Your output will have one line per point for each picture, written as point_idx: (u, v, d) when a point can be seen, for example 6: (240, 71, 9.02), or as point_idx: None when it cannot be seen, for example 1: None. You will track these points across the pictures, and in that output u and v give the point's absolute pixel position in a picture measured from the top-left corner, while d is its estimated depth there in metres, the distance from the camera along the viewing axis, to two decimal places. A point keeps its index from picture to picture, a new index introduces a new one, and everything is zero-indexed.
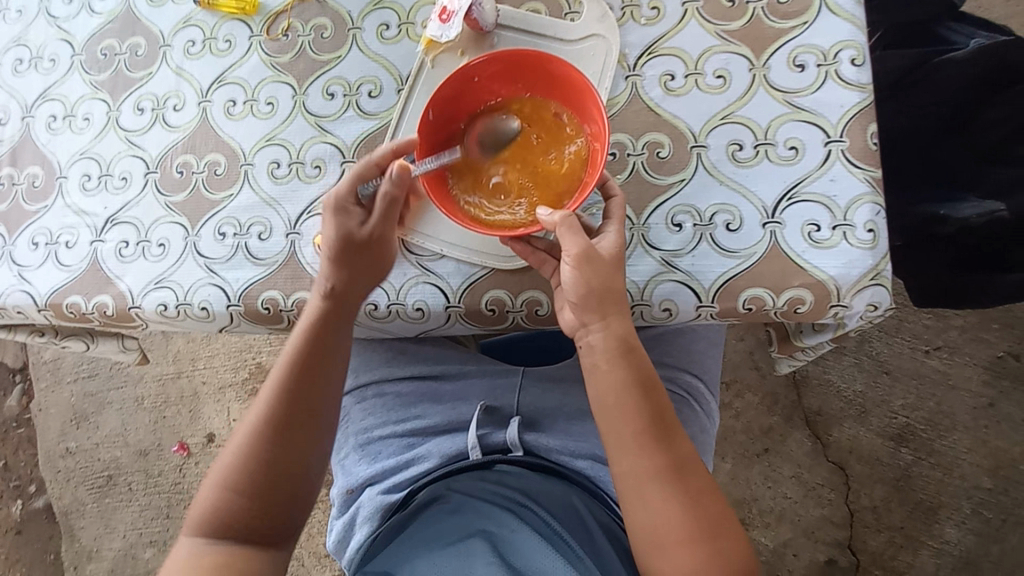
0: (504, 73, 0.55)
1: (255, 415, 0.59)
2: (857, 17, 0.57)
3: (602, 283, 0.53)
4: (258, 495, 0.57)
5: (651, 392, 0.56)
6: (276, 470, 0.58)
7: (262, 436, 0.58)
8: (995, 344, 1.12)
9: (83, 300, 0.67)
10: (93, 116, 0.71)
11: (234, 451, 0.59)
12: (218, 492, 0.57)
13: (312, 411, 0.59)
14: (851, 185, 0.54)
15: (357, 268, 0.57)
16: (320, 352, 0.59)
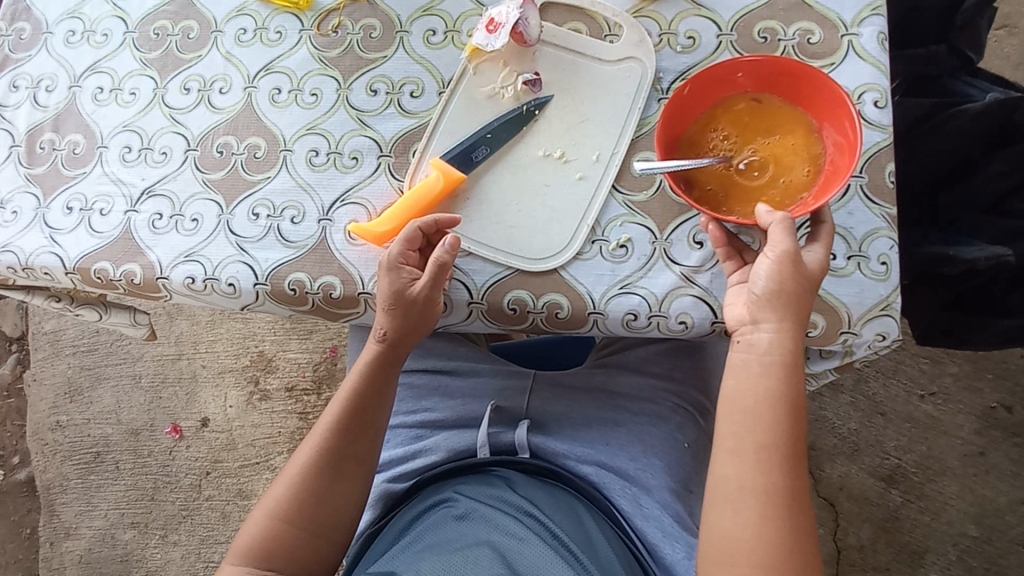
0: (768, 74, 0.56)
1: (309, 448, 0.63)
2: (882, 62, 0.60)
3: (798, 289, 0.53)
4: (309, 528, 0.60)
5: (792, 417, 0.53)
6: (326, 503, 0.61)
7: (314, 471, 0.61)
8: (988, 394, 1.14)
9: (111, 266, 0.68)
10: (140, 92, 0.73)
11: (287, 481, 0.62)
12: (270, 521, 0.60)
13: (363, 449, 0.63)
14: (867, 219, 0.57)
15: (412, 319, 0.62)
16: (374, 395, 0.64)
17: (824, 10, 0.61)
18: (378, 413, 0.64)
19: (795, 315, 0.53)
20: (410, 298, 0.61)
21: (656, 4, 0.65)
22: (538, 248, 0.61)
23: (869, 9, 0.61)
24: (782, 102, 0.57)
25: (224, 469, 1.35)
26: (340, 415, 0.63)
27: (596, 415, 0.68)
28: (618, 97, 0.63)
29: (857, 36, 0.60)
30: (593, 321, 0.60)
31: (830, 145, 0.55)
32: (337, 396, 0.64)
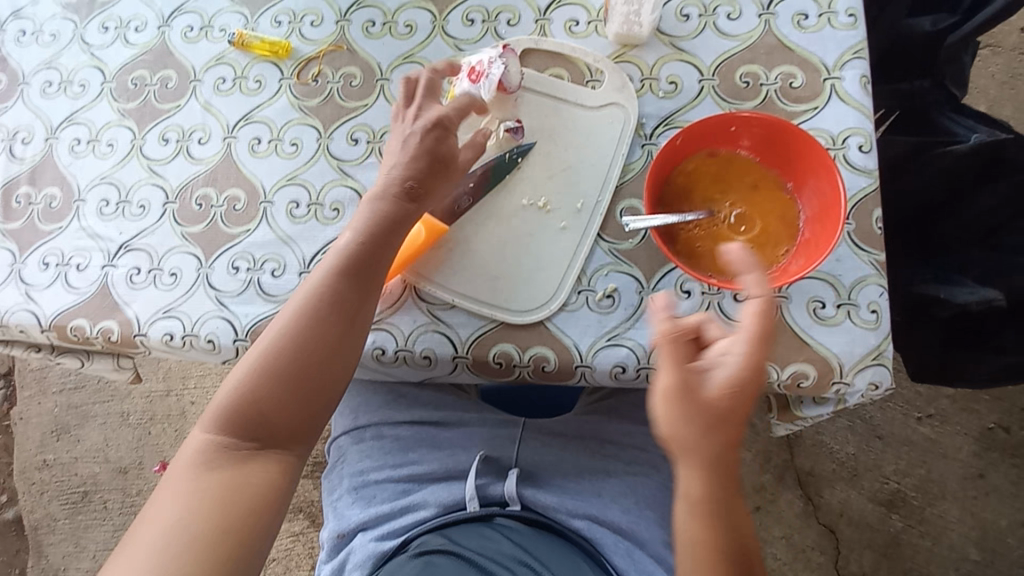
0: (759, 138, 0.56)
1: (305, 292, 0.57)
2: (865, 105, 0.59)
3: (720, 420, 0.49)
4: (294, 390, 0.56)
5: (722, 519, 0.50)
6: (313, 377, 0.56)
7: (315, 310, 0.56)
8: (985, 415, 1.13)
9: (88, 324, 0.66)
10: (118, 143, 0.72)
11: (270, 339, 0.56)
12: (253, 374, 0.55)
13: (360, 315, 0.58)
14: (855, 266, 0.56)
15: (428, 176, 0.60)
16: (371, 267, 0.58)
17: (806, 54, 0.61)
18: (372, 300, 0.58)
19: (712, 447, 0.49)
20: (437, 160, 0.60)
21: (637, 49, 0.64)
22: (524, 300, 0.60)
23: (850, 52, 0.60)
24: (777, 173, 0.57)
25: None
26: (335, 279, 0.57)
27: (586, 465, 0.66)
28: (601, 143, 0.62)
29: (840, 80, 0.60)
30: (580, 373, 0.58)
31: (808, 232, 0.55)
32: (336, 251, 0.58)
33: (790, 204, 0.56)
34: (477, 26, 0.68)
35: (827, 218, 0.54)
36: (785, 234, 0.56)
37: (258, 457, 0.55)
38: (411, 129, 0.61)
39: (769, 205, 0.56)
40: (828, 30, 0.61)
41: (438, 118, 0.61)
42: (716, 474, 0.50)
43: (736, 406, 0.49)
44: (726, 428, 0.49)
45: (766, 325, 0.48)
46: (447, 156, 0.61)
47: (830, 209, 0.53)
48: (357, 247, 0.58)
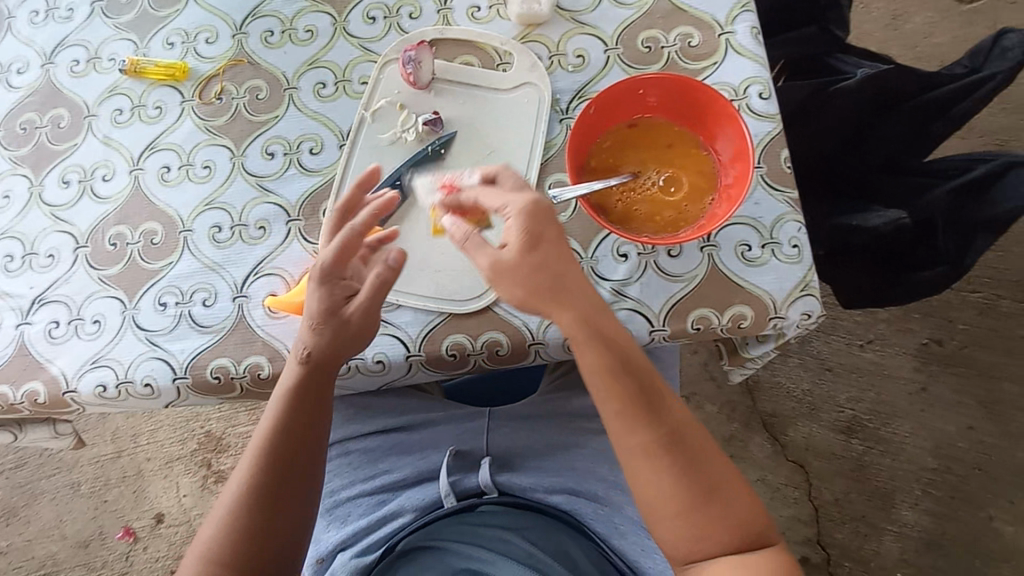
0: (659, 93, 0.58)
1: (239, 481, 0.58)
2: (760, 55, 0.62)
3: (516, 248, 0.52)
4: (247, 568, 0.55)
5: (627, 380, 0.53)
6: (260, 539, 0.56)
7: (251, 508, 0.56)
8: (920, 332, 1.21)
9: (10, 389, 0.62)
10: (14, 193, 0.67)
11: (217, 522, 0.57)
12: (202, 562, 0.55)
13: (298, 482, 0.58)
14: (773, 206, 0.59)
15: (338, 338, 0.56)
16: (302, 422, 0.58)
17: (698, 13, 0.64)
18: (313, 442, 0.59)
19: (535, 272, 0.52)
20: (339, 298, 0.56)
21: (541, 28, 0.65)
22: (466, 288, 0.60)
23: (739, 6, 0.63)
24: (683, 122, 0.59)
25: None
26: (269, 448, 0.58)
27: (557, 442, 0.67)
28: (520, 124, 0.63)
29: (733, 33, 0.63)
30: (534, 352, 0.59)
31: (729, 169, 0.57)
32: (266, 422, 0.59)
33: (707, 157, 0.59)
34: (379, 23, 0.67)
35: (741, 151, 0.56)
36: (709, 181, 0.58)
37: None
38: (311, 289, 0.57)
39: (684, 155, 0.59)
40: None
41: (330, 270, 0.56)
42: (602, 340, 0.53)
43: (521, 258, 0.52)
44: (548, 277, 0.52)
45: (532, 208, 0.52)
46: (350, 312, 0.56)
47: (742, 152, 0.56)
48: (284, 419, 0.58)
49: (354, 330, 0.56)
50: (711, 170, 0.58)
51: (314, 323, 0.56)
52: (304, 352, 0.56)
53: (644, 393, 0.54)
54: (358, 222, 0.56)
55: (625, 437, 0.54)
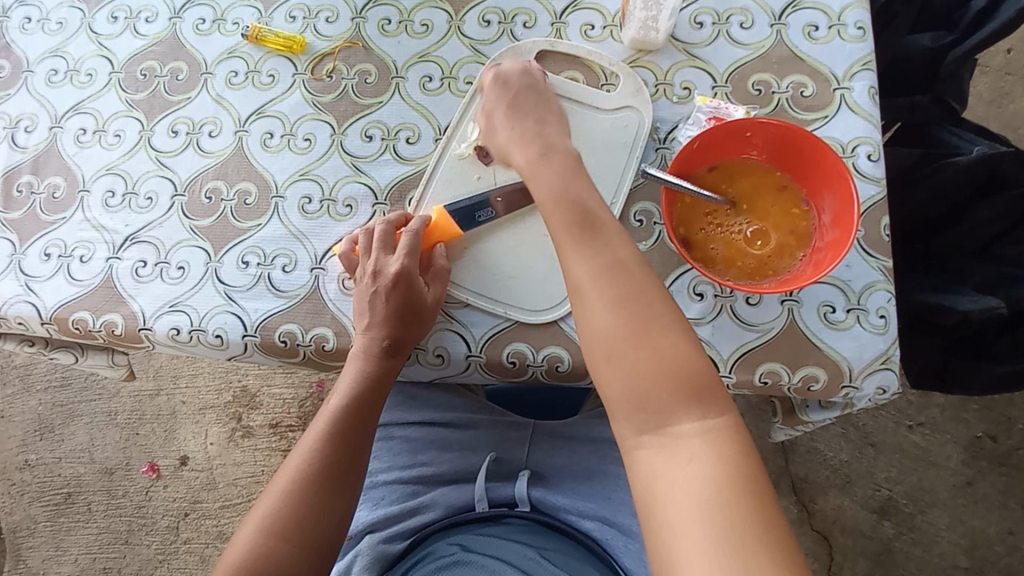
0: (771, 142, 0.57)
1: (298, 462, 0.59)
2: (874, 116, 0.61)
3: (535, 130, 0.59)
4: (304, 546, 0.56)
5: (619, 267, 0.50)
6: (318, 520, 0.57)
7: (311, 480, 0.58)
8: (974, 424, 1.15)
9: (91, 316, 0.65)
10: (124, 134, 0.71)
11: (275, 496, 0.58)
12: (258, 537, 0.55)
13: (355, 466, 0.60)
14: (865, 271, 0.57)
15: (408, 327, 0.59)
16: (367, 401, 0.61)
17: (816, 64, 0.63)
18: (370, 420, 0.62)
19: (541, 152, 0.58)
20: (409, 285, 0.59)
21: (652, 55, 0.65)
22: (538, 299, 0.60)
23: (859, 64, 0.62)
24: (789, 175, 0.58)
25: (203, 510, 1.29)
26: (330, 432, 0.60)
27: (597, 467, 0.68)
28: (616, 146, 0.63)
29: (849, 90, 0.62)
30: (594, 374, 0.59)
31: (830, 231, 0.56)
32: (330, 408, 0.61)
33: (805, 215, 0.57)
34: (493, 28, 0.68)
35: (844, 217, 0.55)
36: (801, 241, 0.57)
37: None
38: (380, 286, 0.59)
39: (783, 207, 0.58)
40: (837, 41, 0.63)
41: (400, 269, 0.59)
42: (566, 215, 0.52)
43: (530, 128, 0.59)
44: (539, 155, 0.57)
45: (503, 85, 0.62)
46: (421, 304, 0.59)
47: (845, 220, 0.54)
48: (348, 404, 0.61)
49: (426, 314, 0.59)
50: (808, 227, 0.57)
51: (386, 312, 0.59)
52: (380, 336, 0.59)
53: (616, 275, 0.49)
54: (417, 227, 0.60)
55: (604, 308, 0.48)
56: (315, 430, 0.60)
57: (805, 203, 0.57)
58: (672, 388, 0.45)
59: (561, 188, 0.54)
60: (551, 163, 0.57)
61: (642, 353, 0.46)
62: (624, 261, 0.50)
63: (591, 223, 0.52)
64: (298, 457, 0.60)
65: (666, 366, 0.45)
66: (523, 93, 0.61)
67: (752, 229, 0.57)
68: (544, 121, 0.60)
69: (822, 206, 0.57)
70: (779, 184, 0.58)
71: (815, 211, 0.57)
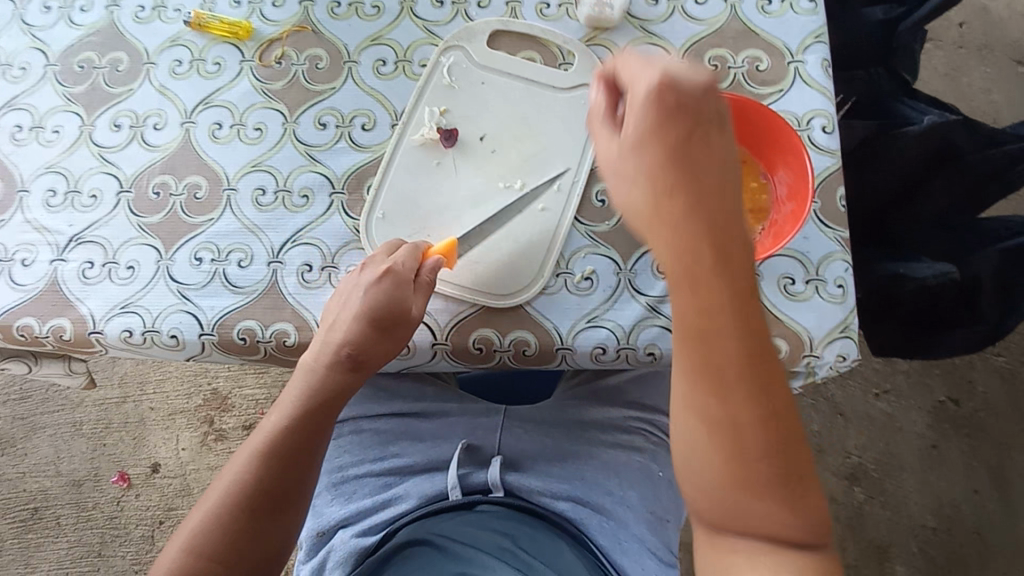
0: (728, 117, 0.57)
1: (234, 476, 0.57)
2: (828, 88, 0.61)
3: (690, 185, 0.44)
4: (239, 568, 0.55)
5: (742, 364, 0.45)
6: (247, 545, 0.55)
7: (241, 499, 0.56)
8: (937, 390, 1.19)
9: (37, 322, 0.62)
10: (64, 130, 0.67)
11: (207, 512, 0.56)
12: (184, 555, 0.54)
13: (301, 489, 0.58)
14: (822, 243, 0.58)
15: (369, 344, 0.57)
16: (312, 423, 0.59)
17: (770, 38, 0.63)
18: (313, 443, 0.59)
19: (712, 212, 0.44)
20: (385, 301, 0.56)
21: (609, 32, 0.65)
22: (502, 284, 0.59)
23: (812, 36, 0.62)
24: (746, 149, 0.58)
25: (179, 517, 1.27)
26: (268, 450, 0.58)
27: (569, 449, 0.67)
28: (575, 124, 0.62)
29: (803, 63, 0.62)
30: (561, 356, 0.58)
31: (785, 203, 0.56)
32: (276, 423, 0.59)
33: (762, 189, 0.58)
34: (447, 8, 0.66)
35: (799, 188, 0.55)
36: (759, 215, 0.57)
37: None
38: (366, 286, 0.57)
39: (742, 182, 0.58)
40: (790, 14, 0.63)
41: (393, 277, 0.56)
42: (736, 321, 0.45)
43: (699, 174, 0.44)
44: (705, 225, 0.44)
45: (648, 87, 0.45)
46: (402, 316, 0.57)
47: (800, 189, 0.55)
48: (290, 424, 0.58)
49: (398, 330, 0.57)
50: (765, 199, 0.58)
51: (348, 326, 0.57)
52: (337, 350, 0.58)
53: (744, 377, 0.45)
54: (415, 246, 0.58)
55: (708, 396, 0.46)
56: (252, 445, 0.58)
57: (762, 177, 0.58)
58: (765, 499, 0.46)
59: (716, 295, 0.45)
60: (713, 293, 0.44)
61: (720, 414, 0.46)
62: (752, 358, 0.45)
63: (740, 316, 0.45)
64: (238, 472, 0.57)
65: (754, 468, 0.46)
66: (667, 149, 0.44)
67: None
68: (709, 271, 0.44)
69: (779, 179, 0.57)
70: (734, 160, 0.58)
71: (771, 183, 0.58)
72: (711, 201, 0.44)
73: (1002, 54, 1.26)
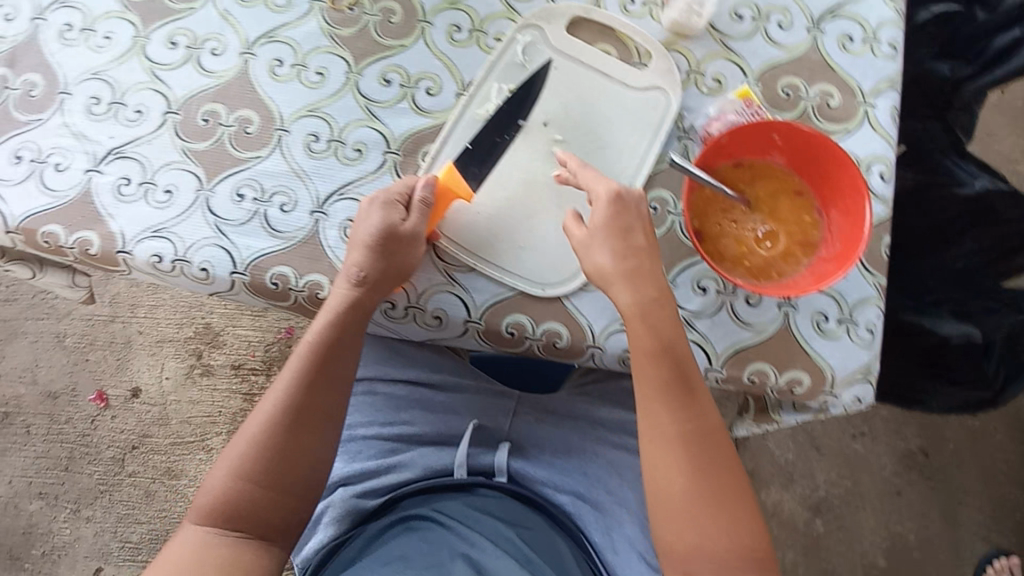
0: (796, 148, 0.57)
1: (269, 404, 0.56)
2: (892, 136, 0.62)
3: (618, 216, 0.56)
4: (275, 491, 0.54)
5: (667, 342, 0.55)
6: (294, 466, 0.55)
7: (277, 426, 0.55)
8: (911, 439, 1.23)
9: (63, 231, 0.60)
10: (116, 37, 0.65)
11: (244, 441, 0.55)
12: (229, 484, 0.53)
13: (328, 411, 0.57)
14: (860, 286, 0.59)
15: (394, 260, 0.56)
16: (342, 344, 0.57)
17: (845, 77, 0.63)
18: (346, 360, 0.57)
19: (627, 237, 0.56)
20: (395, 225, 0.56)
21: (688, 40, 0.64)
22: (543, 272, 0.59)
23: (886, 82, 0.63)
24: (805, 183, 0.59)
25: (152, 445, 1.26)
26: (301, 374, 0.56)
27: (577, 445, 0.68)
28: (640, 127, 0.62)
29: (873, 107, 0.62)
30: (589, 354, 0.59)
31: (835, 243, 0.57)
32: (301, 346, 0.57)
33: (814, 224, 0.58)
34: None
35: (853, 229, 0.56)
36: (806, 249, 0.58)
37: (257, 541, 0.54)
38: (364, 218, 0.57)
39: (795, 214, 0.59)
40: (869, 56, 0.63)
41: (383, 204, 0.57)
42: (659, 310, 0.55)
43: (619, 210, 0.56)
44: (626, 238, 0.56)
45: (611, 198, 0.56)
46: (405, 235, 0.56)
47: (853, 230, 0.56)
48: (321, 345, 0.56)
49: (407, 246, 0.57)
50: (815, 235, 0.58)
51: (367, 241, 0.56)
52: (359, 273, 0.56)
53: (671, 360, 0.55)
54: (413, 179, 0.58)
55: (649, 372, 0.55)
56: (284, 371, 0.57)
57: (815, 213, 0.58)
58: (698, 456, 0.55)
59: (638, 288, 0.55)
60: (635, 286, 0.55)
61: (672, 431, 0.55)
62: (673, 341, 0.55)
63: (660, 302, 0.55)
64: (269, 397, 0.56)
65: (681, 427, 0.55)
66: (619, 242, 0.55)
67: (762, 231, 0.58)
68: (660, 315, 0.55)
69: (832, 218, 0.58)
70: (792, 191, 0.59)
71: (824, 221, 0.58)
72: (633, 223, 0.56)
73: None
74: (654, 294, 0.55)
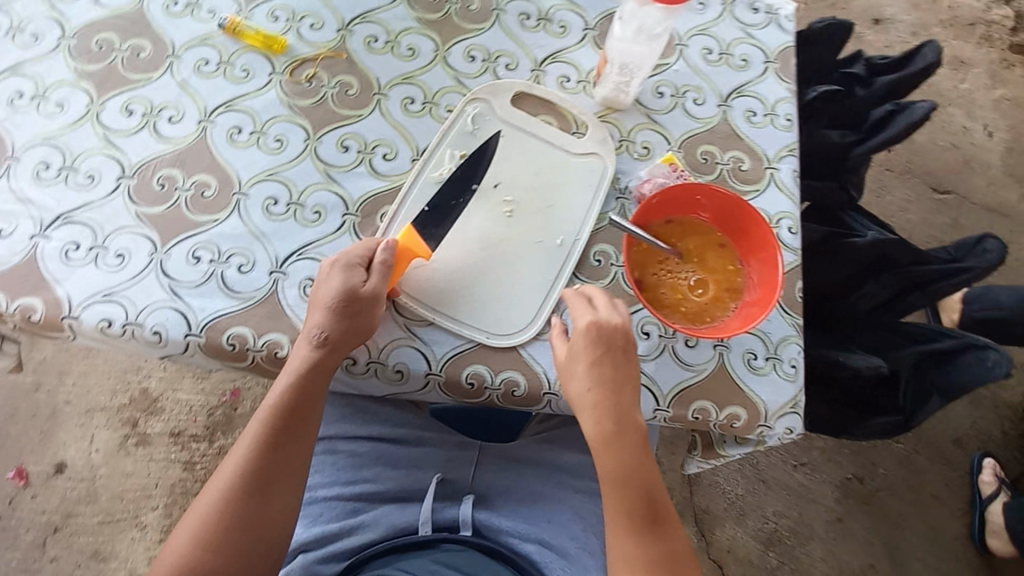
0: (717, 205, 0.65)
1: (231, 467, 0.58)
2: (796, 194, 0.71)
3: (604, 345, 0.59)
4: (237, 555, 0.56)
5: (627, 426, 0.60)
6: (255, 529, 0.57)
7: (239, 491, 0.57)
8: (845, 467, 1.31)
9: (4, 299, 0.58)
10: (69, 105, 0.65)
11: (207, 505, 0.57)
12: (190, 549, 0.55)
13: (289, 473, 0.59)
14: (781, 326, 0.66)
15: (352, 321, 0.58)
16: (303, 407, 0.59)
17: (753, 144, 0.73)
18: (308, 422, 0.60)
19: (608, 360, 0.59)
20: (354, 291, 0.58)
21: (619, 112, 0.72)
22: (499, 324, 0.62)
23: (787, 149, 0.73)
24: (727, 236, 0.66)
25: (77, 525, 1.15)
26: (263, 438, 0.58)
27: (540, 491, 0.69)
28: (581, 188, 0.68)
29: (778, 170, 0.72)
30: (546, 400, 0.62)
31: (756, 289, 0.64)
32: (263, 409, 0.60)
33: (738, 272, 0.65)
34: (477, 64, 0.72)
35: (770, 276, 0.63)
36: (733, 294, 0.65)
37: None
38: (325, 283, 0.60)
39: (722, 264, 0.65)
40: (771, 128, 0.73)
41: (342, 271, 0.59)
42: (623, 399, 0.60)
43: (606, 339, 0.59)
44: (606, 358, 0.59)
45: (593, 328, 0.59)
46: (363, 299, 0.58)
47: (770, 277, 0.63)
48: (282, 408, 0.59)
49: (367, 309, 0.59)
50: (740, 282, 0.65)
51: (326, 305, 0.58)
52: (318, 337, 0.58)
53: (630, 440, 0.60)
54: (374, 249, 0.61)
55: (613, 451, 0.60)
56: (247, 435, 0.59)
57: (738, 262, 0.66)
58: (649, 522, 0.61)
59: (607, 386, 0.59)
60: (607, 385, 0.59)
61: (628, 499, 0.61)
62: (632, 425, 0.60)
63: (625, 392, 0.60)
64: (231, 460, 0.59)
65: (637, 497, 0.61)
66: (600, 366, 0.59)
67: (694, 280, 0.64)
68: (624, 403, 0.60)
69: (753, 267, 0.65)
70: (718, 244, 0.66)
71: (746, 269, 0.65)
72: (616, 348, 0.60)
73: (919, 180, 1.48)
74: (623, 393, 0.60)
